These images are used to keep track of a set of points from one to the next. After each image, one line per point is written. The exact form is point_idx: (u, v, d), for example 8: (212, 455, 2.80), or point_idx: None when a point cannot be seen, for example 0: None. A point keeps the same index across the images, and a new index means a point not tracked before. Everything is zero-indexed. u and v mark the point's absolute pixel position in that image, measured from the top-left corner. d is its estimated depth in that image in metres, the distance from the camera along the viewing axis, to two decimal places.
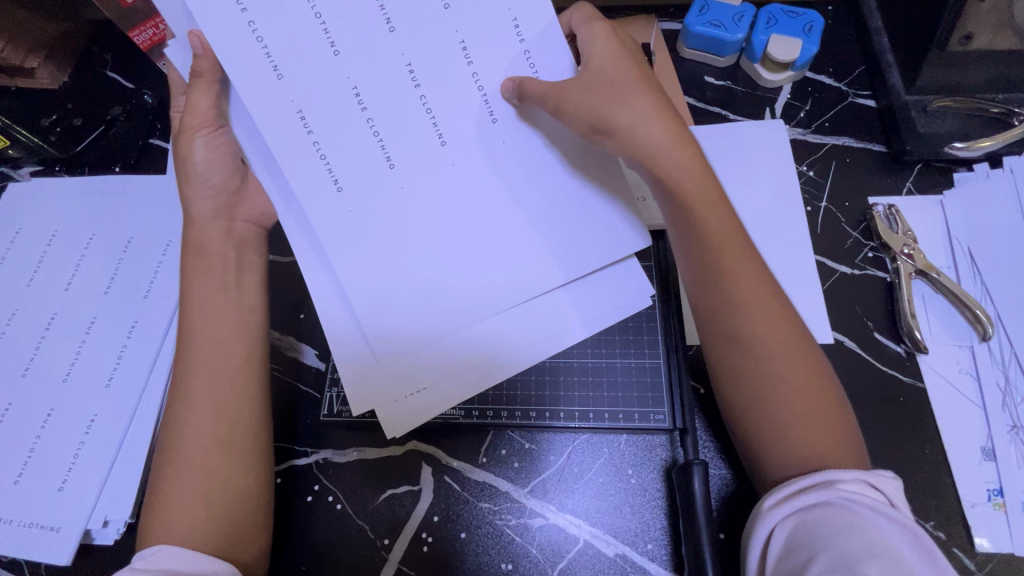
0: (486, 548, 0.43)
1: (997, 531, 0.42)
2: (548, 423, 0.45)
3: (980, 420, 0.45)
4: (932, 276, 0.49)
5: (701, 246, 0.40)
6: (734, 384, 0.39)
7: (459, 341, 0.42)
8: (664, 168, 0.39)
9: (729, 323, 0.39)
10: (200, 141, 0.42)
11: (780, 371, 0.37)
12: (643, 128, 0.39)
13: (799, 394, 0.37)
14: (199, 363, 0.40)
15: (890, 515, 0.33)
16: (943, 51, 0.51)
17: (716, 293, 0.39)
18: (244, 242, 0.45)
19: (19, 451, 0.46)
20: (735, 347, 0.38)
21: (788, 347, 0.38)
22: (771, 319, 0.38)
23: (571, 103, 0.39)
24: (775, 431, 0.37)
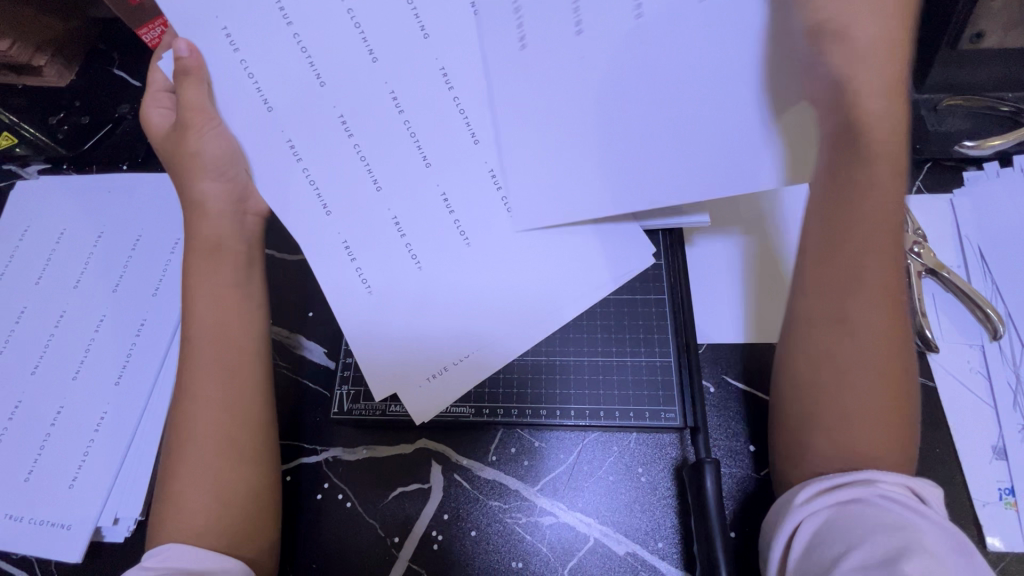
0: (496, 547, 0.43)
1: (1009, 530, 0.42)
2: (558, 422, 0.45)
3: (991, 418, 0.45)
4: (942, 274, 0.49)
5: (843, 217, 0.37)
6: (826, 351, 0.37)
7: (448, 331, 0.43)
8: (864, 107, 0.36)
9: (847, 289, 0.37)
10: (206, 138, 0.40)
11: (870, 363, 0.36)
12: (859, 61, 0.35)
13: (885, 388, 0.35)
14: (206, 359, 0.40)
15: (928, 516, 0.33)
16: (952, 50, 0.51)
17: (840, 268, 0.37)
18: (253, 239, 0.45)
19: (28, 450, 0.46)
20: (838, 327, 0.37)
21: (891, 338, 0.36)
22: (887, 305, 0.36)
23: (824, 9, 0.35)
24: (845, 416, 0.36)
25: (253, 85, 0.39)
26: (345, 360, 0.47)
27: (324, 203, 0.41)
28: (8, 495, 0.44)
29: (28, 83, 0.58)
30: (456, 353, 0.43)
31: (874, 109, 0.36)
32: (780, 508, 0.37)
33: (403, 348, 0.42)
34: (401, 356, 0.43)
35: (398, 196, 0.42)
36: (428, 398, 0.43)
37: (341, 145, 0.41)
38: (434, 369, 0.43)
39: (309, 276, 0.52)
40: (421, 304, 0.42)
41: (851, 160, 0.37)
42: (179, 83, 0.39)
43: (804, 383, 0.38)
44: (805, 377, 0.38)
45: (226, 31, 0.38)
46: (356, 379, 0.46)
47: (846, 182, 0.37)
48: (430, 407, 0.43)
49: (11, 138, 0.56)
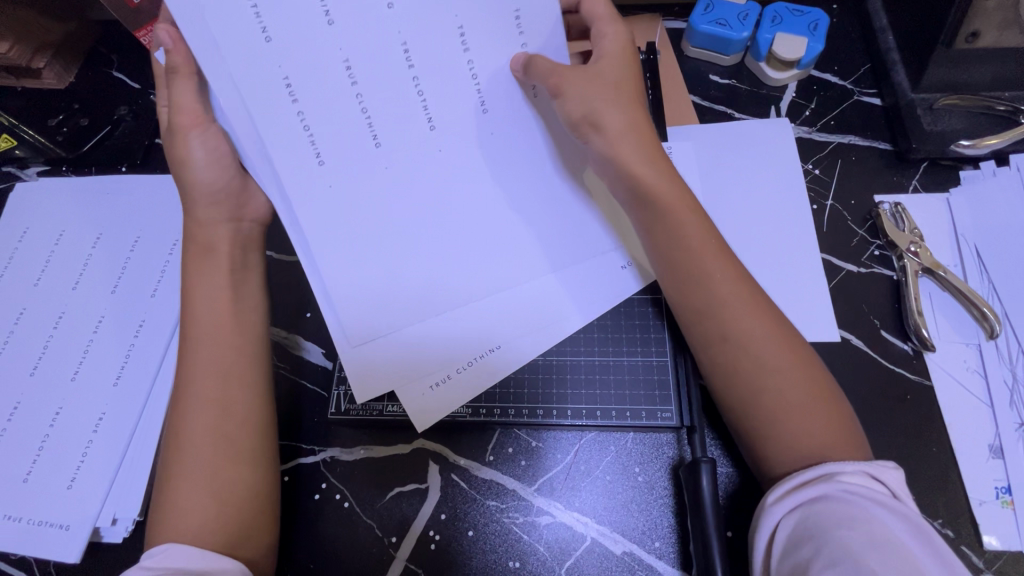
0: (493, 546, 0.43)
1: (1006, 529, 0.42)
2: (555, 421, 0.45)
3: (988, 417, 0.45)
4: (938, 274, 0.49)
5: (684, 257, 0.40)
6: (719, 381, 0.39)
7: (448, 342, 0.46)
8: (637, 168, 0.41)
9: (708, 320, 0.39)
10: (195, 143, 0.41)
11: (767, 369, 0.38)
12: (617, 140, 0.41)
13: (789, 382, 0.37)
14: (205, 359, 0.40)
15: (890, 505, 0.33)
16: (948, 49, 0.51)
17: (697, 302, 0.40)
18: (250, 242, 0.45)
19: (28, 450, 0.46)
20: (726, 350, 0.39)
21: (771, 339, 0.38)
22: (749, 318, 0.39)
23: (574, 99, 0.41)
24: (772, 423, 0.37)
25: None
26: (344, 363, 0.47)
27: None
28: (7, 496, 0.44)
29: (28, 84, 0.59)
30: (461, 361, 0.46)
31: (648, 167, 0.41)
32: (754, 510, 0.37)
33: (409, 353, 0.45)
34: (409, 363, 0.45)
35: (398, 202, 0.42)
36: (434, 402, 0.45)
37: None
38: (441, 375, 0.46)
39: (307, 276, 0.52)
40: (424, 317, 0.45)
41: (660, 210, 0.41)
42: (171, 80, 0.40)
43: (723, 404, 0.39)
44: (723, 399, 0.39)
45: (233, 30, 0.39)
46: None
47: (666, 231, 0.41)
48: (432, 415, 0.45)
49: (11, 141, 0.57)
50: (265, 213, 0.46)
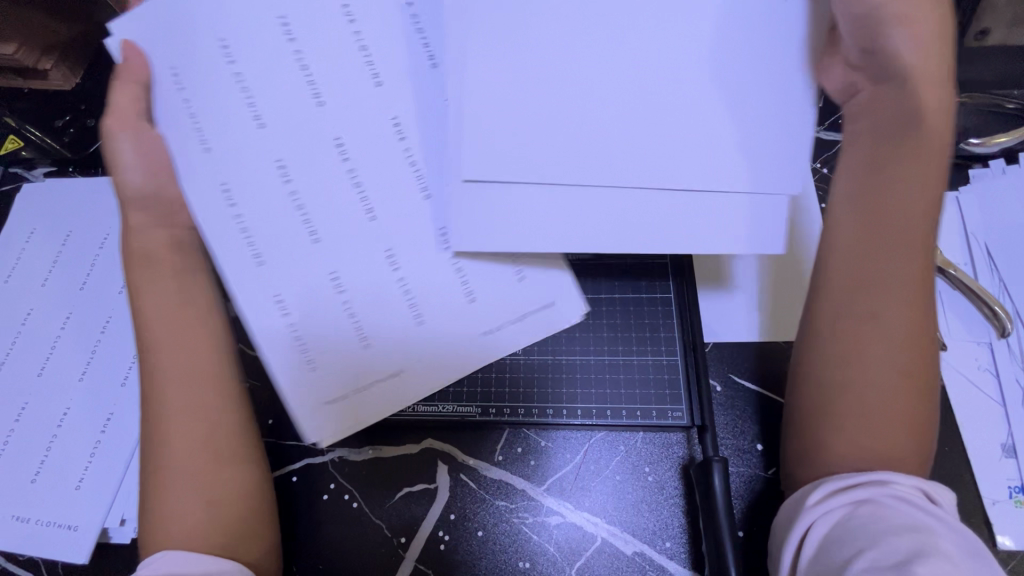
0: (503, 547, 0.43)
1: (1020, 530, 0.42)
2: (565, 421, 0.45)
3: (1000, 417, 0.45)
4: (950, 272, 0.48)
5: (873, 211, 0.37)
6: (851, 344, 0.36)
7: (345, 362, 0.39)
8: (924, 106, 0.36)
9: (868, 280, 0.36)
10: (124, 142, 0.39)
11: (896, 363, 0.35)
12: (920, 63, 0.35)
13: (904, 387, 0.35)
14: (168, 368, 0.39)
15: (942, 518, 0.33)
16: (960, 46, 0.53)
17: (869, 255, 0.36)
18: (184, 246, 0.41)
19: (35, 451, 0.46)
20: (871, 323, 0.36)
21: (917, 340, 0.35)
22: (912, 305, 0.36)
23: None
24: (868, 414, 0.35)
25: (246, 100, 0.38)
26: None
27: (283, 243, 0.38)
28: (14, 497, 0.44)
29: (36, 87, 0.59)
30: (383, 370, 0.39)
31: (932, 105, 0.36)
32: (790, 509, 0.37)
33: (303, 367, 0.38)
34: (306, 375, 0.38)
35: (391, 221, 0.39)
36: (331, 415, 0.39)
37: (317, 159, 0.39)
38: (342, 387, 0.39)
39: None
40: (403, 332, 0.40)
41: (899, 152, 0.36)
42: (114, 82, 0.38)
43: (834, 374, 0.36)
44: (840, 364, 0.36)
45: (171, 69, 0.38)
46: None
47: (880, 172, 0.37)
48: (334, 431, 0.39)
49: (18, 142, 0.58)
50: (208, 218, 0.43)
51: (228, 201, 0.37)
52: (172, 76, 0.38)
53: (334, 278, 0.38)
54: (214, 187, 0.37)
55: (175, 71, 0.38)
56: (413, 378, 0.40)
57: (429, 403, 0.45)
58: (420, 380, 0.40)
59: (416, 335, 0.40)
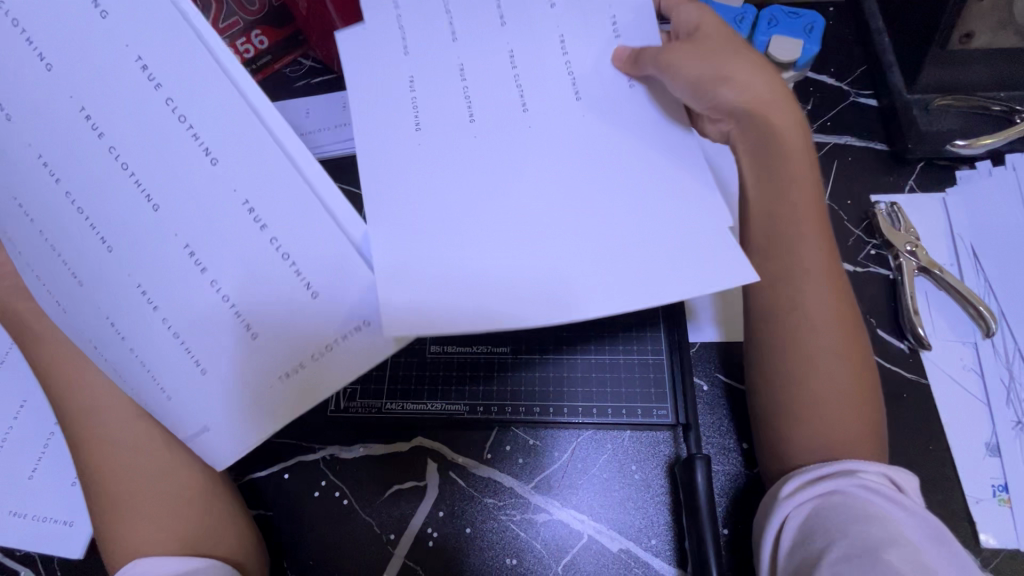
0: (490, 543, 0.44)
1: (1003, 528, 0.42)
2: (553, 419, 0.45)
3: (985, 416, 0.45)
4: (935, 272, 0.49)
5: (781, 223, 0.39)
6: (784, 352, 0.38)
7: (232, 348, 0.29)
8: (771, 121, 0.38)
9: (788, 287, 0.38)
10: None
11: (833, 349, 0.38)
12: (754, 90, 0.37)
13: (845, 366, 0.37)
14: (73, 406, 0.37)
15: (908, 506, 0.33)
16: (942, 51, 0.52)
17: (785, 265, 0.39)
18: None
19: (33, 448, 0.46)
20: (800, 323, 0.38)
21: (840, 323, 0.38)
22: (829, 293, 0.38)
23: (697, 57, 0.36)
24: (819, 403, 0.37)
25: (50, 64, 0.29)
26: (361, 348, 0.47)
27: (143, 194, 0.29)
28: (13, 493, 0.45)
29: None
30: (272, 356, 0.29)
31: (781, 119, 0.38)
32: (766, 504, 0.37)
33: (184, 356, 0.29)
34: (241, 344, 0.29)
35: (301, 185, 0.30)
36: (225, 433, 0.30)
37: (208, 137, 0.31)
38: (248, 395, 0.29)
39: None
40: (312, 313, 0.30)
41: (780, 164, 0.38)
42: None
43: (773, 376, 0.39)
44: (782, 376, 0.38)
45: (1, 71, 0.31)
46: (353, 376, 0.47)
47: (778, 185, 0.39)
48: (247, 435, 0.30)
49: None
50: None
51: (26, 216, 0.30)
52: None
53: (249, 208, 0.29)
54: (32, 162, 0.29)
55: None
56: (326, 365, 0.29)
57: (418, 401, 0.46)
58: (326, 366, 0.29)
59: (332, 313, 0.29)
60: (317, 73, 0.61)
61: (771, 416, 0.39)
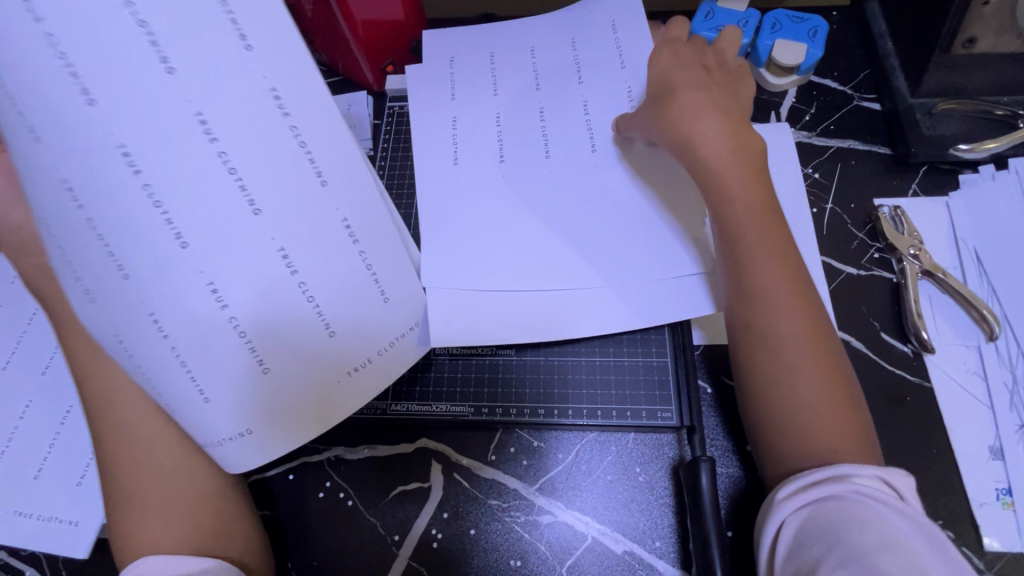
0: (495, 545, 0.44)
1: (1007, 532, 0.42)
2: (557, 421, 0.46)
3: (988, 419, 0.45)
4: (938, 276, 0.49)
5: (732, 237, 0.41)
6: (748, 364, 0.40)
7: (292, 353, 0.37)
8: (703, 154, 0.43)
9: (745, 301, 0.40)
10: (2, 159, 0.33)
11: (793, 356, 0.38)
12: (698, 128, 0.43)
13: (808, 373, 0.38)
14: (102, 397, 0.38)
15: (904, 511, 0.33)
16: (946, 54, 0.52)
17: (737, 279, 0.41)
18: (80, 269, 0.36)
19: (39, 448, 0.47)
20: (755, 334, 0.40)
21: (802, 331, 0.39)
22: (788, 303, 0.39)
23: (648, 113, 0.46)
24: (787, 412, 0.38)
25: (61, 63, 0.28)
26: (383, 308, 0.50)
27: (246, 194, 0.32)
28: (19, 492, 0.45)
29: None
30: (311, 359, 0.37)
31: (714, 153, 0.43)
32: (764, 509, 0.37)
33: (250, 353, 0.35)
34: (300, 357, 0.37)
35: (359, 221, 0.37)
36: (281, 430, 0.38)
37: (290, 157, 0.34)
38: (291, 395, 0.37)
39: None
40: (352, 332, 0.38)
41: (721, 188, 0.42)
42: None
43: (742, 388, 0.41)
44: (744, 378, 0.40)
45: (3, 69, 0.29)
46: None
47: (724, 207, 0.42)
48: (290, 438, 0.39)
49: None
50: None
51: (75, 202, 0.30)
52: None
53: (284, 256, 0.34)
54: (110, 150, 0.29)
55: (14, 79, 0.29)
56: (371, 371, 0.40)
57: (424, 403, 0.47)
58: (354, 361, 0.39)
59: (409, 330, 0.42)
60: (323, 75, 0.62)
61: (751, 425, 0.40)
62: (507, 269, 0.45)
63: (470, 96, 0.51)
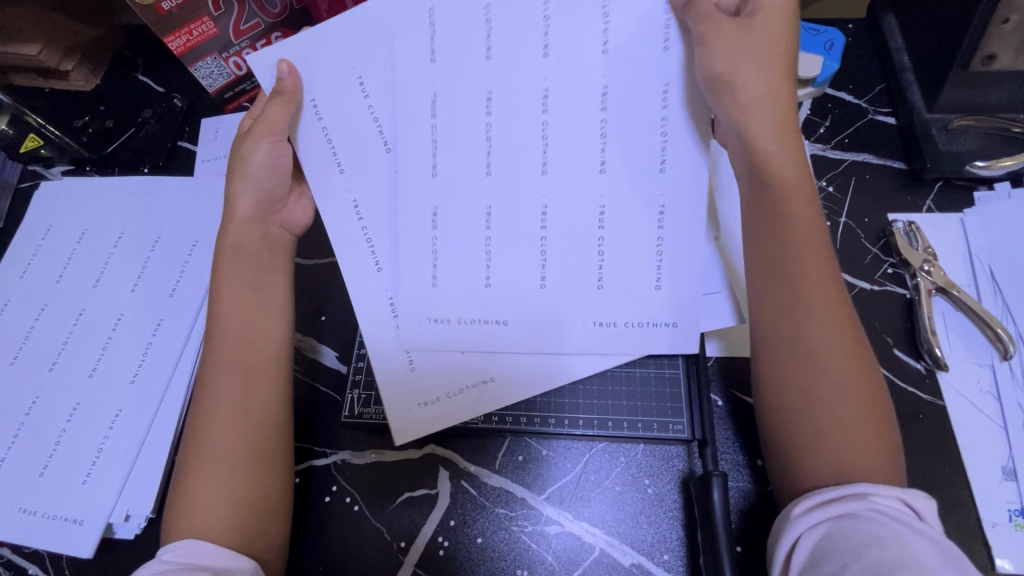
0: (502, 555, 0.43)
1: (1020, 555, 0.42)
2: (565, 430, 0.45)
3: (1001, 439, 0.45)
4: (952, 293, 0.49)
5: (777, 246, 0.40)
6: (786, 377, 0.39)
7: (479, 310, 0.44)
8: (760, 154, 0.39)
9: (790, 312, 0.39)
10: (262, 146, 0.43)
11: (838, 375, 0.37)
12: (749, 110, 0.39)
13: (853, 393, 0.37)
14: (235, 326, 0.42)
15: (923, 530, 0.33)
16: (964, 70, 0.51)
17: (782, 290, 0.39)
18: (277, 245, 0.46)
19: (45, 445, 0.47)
20: (798, 347, 0.38)
21: (846, 348, 0.38)
22: (833, 318, 0.38)
23: (718, 48, 0.38)
24: (817, 428, 0.37)
25: (322, 129, 0.43)
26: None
27: (370, 245, 0.45)
28: (23, 489, 0.45)
29: (57, 86, 0.63)
30: (478, 376, 0.45)
31: (773, 155, 0.39)
32: (778, 523, 0.37)
33: (411, 361, 0.45)
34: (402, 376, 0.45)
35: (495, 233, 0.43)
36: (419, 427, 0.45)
37: (355, 233, 0.44)
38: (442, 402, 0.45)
39: (327, 280, 0.53)
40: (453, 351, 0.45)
41: (774, 195, 0.40)
42: (269, 99, 0.42)
43: (775, 403, 0.39)
44: (779, 403, 0.39)
45: (312, 101, 0.43)
46: (367, 382, 0.47)
47: (772, 215, 0.40)
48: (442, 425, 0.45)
49: (38, 140, 0.59)
50: (298, 225, 0.48)
51: None
52: (313, 106, 0.43)
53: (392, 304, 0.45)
54: None
55: (315, 102, 0.43)
56: (493, 387, 0.45)
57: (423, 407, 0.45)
58: (505, 388, 0.45)
59: (644, 312, 0.43)
60: None
61: (778, 437, 0.39)
62: None
63: None
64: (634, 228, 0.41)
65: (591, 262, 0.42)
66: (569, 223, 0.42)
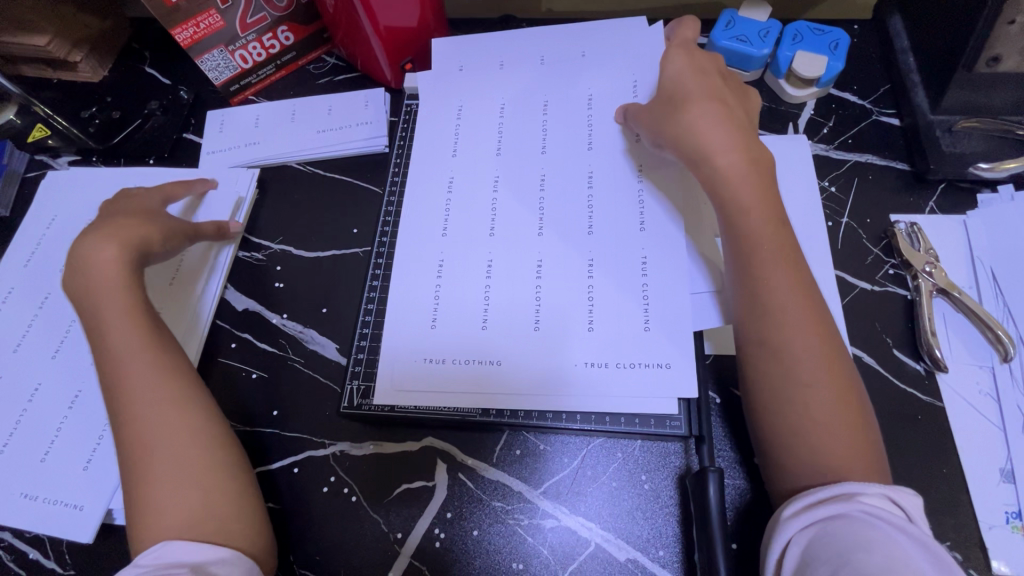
0: (498, 548, 0.43)
1: (1018, 557, 0.41)
2: (564, 425, 0.44)
3: (1000, 441, 0.45)
4: (953, 294, 0.49)
5: (748, 251, 0.41)
6: (758, 381, 0.39)
7: (464, 348, 0.44)
8: (716, 166, 0.42)
9: (759, 317, 0.40)
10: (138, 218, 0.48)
11: (806, 376, 0.38)
12: (705, 131, 0.43)
13: (821, 394, 0.37)
14: (127, 340, 0.43)
15: (917, 533, 0.33)
16: (969, 72, 0.51)
17: (748, 295, 0.40)
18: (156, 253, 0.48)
19: (46, 431, 0.47)
20: (766, 351, 0.39)
21: (815, 349, 0.38)
22: (803, 319, 0.39)
23: (648, 117, 0.47)
24: (794, 429, 0.38)
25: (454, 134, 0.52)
26: (374, 271, 0.51)
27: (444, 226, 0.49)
28: (25, 474, 0.46)
29: (63, 78, 0.64)
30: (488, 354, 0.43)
31: (726, 165, 0.42)
32: (770, 527, 0.37)
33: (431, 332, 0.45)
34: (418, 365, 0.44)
35: (500, 242, 0.47)
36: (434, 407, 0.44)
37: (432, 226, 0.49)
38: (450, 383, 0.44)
39: (330, 272, 0.54)
40: (461, 338, 0.44)
41: (733, 203, 0.42)
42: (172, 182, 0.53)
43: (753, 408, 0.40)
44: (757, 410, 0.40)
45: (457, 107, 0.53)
46: (367, 374, 0.48)
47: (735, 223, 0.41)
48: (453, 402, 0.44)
49: (44, 131, 0.61)
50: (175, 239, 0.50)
51: None
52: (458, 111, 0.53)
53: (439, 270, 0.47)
54: None
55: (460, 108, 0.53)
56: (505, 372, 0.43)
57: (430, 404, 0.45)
58: (512, 376, 0.43)
59: (646, 340, 0.42)
60: (340, 70, 0.63)
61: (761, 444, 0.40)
62: (504, 285, 0.45)
63: (475, 102, 0.53)
64: (622, 276, 0.44)
65: (581, 306, 0.44)
66: (563, 271, 0.45)
